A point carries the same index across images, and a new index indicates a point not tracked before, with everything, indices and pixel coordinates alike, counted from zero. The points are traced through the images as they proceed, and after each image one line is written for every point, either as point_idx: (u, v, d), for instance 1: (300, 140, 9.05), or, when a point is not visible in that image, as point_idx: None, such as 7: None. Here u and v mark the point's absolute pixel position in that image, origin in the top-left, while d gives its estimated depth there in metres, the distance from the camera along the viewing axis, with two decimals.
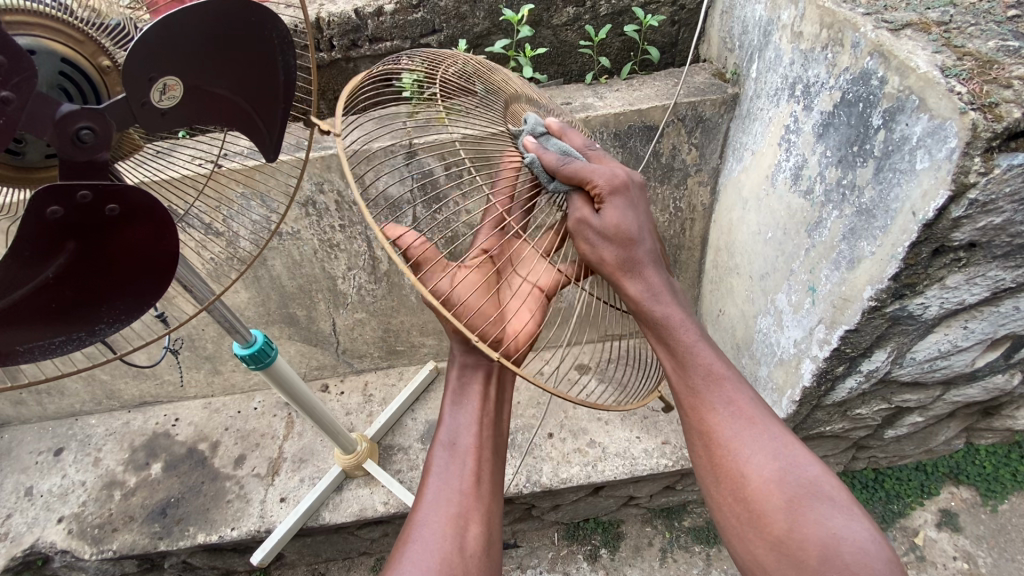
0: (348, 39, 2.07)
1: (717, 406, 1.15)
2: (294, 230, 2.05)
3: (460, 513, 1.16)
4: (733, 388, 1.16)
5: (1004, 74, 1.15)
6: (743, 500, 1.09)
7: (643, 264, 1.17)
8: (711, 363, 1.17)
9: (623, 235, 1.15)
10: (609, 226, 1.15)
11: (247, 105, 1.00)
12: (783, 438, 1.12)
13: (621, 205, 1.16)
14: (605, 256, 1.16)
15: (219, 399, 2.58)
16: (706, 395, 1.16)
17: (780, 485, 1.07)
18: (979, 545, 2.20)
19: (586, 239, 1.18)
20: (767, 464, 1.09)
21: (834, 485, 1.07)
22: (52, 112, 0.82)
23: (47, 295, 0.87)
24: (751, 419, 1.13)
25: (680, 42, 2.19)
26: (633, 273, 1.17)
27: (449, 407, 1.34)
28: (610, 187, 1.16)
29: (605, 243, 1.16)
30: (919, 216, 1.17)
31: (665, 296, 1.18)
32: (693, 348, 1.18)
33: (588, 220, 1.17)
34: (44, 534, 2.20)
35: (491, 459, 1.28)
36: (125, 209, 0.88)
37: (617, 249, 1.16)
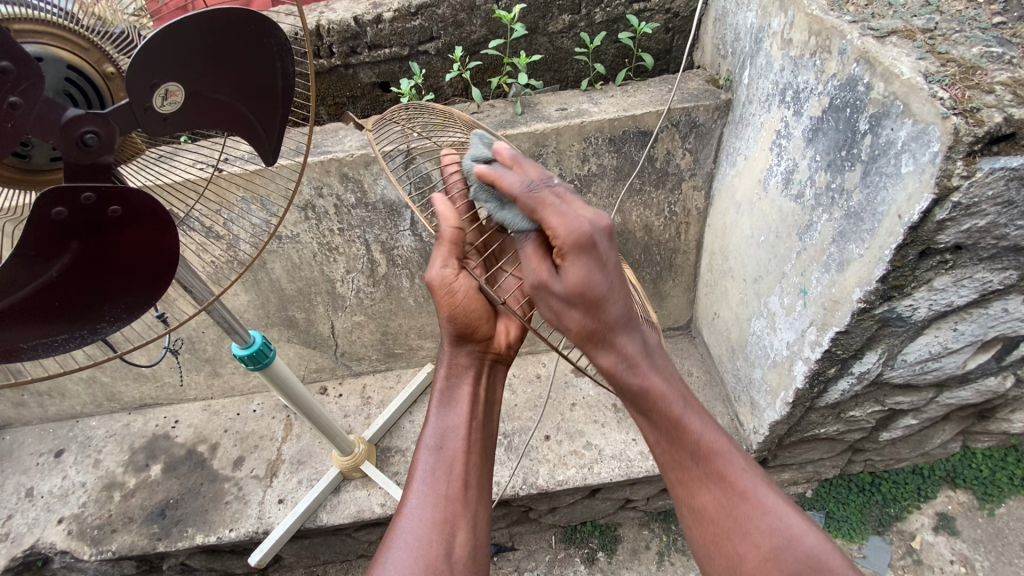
0: (347, 46, 2.11)
1: (709, 482, 1.11)
2: (294, 233, 2.07)
3: (447, 520, 1.16)
4: (724, 461, 1.11)
5: (987, 80, 1.17)
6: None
7: (614, 330, 1.05)
8: (698, 436, 1.11)
9: (589, 299, 1.00)
10: (570, 281, 1.00)
11: (246, 111, 1.03)
12: (777, 509, 1.07)
13: (585, 263, 0.99)
14: (571, 324, 1.04)
15: (219, 401, 2.60)
16: (695, 468, 1.11)
17: (779, 565, 1.02)
18: (976, 548, 2.20)
19: (550, 307, 1.04)
20: (762, 541, 1.04)
21: (833, 555, 1.02)
22: (58, 117, 0.84)
23: (50, 293, 0.89)
24: (744, 495, 1.08)
25: (674, 49, 2.23)
26: (605, 345, 1.06)
27: (435, 410, 1.30)
28: (573, 240, 0.98)
29: (570, 309, 1.02)
30: (904, 219, 1.20)
31: (644, 367, 1.09)
32: (681, 421, 1.10)
33: (547, 283, 1.03)
34: (44, 535, 2.22)
35: (479, 462, 1.26)
36: (127, 211, 0.90)
37: (585, 317, 1.03)
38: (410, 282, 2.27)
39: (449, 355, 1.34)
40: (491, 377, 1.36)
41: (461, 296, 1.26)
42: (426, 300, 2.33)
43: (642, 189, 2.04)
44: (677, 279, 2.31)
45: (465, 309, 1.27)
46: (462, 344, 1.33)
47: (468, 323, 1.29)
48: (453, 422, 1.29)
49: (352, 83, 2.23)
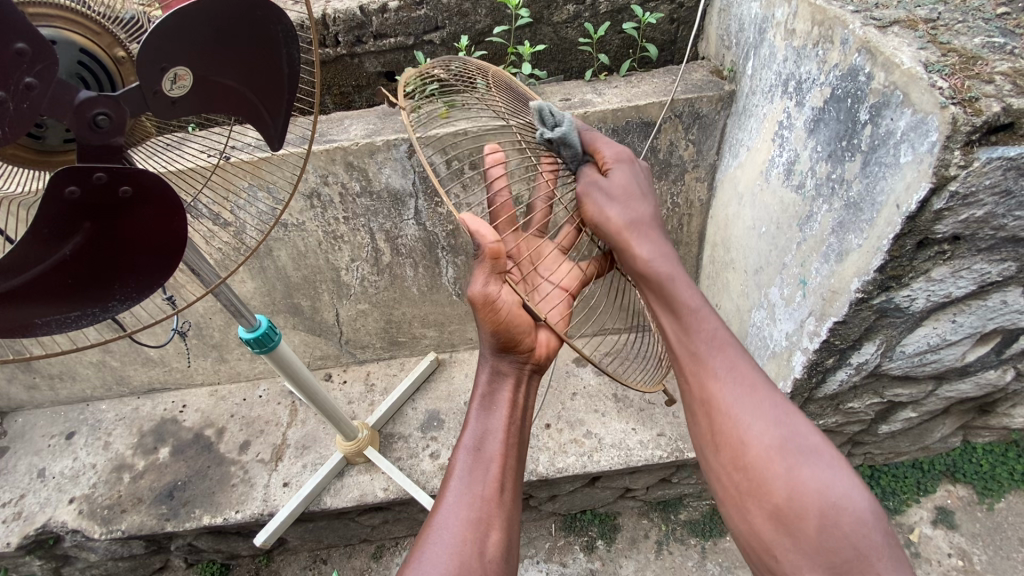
0: (353, 35, 2.13)
1: (721, 374, 1.19)
2: (300, 221, 2.10)
3: (484, 518, 1.18)
4: (735, 355, 1.21)
5: (987, 70, 1.18)
6: (740, 466, 1.13)
7: (648, 224, 1.28)
8: (713, 331, 1.23)
9: (629, 196, 1.28)
10: (615, 192, 1.28)
11: (253, 96, 1.05)
12: (783, 408, 1.15)
13: (625, 171, 1.31)
14: (612, 218, 1.26)
15: (226, 387, 2.64)
16: (709, 360, 1.21)
17: (779, 452, 1.10)
18: (974, 542, 2.21)
19: (594, 200, 1.28)
20: (768, 432, 1.12)
21: (832, 450, 1.10)
22: (72, 98, 0.87)
23: (63, 271, 0.92)
24: (752, 388, 1.17)
25: (679, 40, 2.23)
26: (642, 236, 1.27)
27: (476, 412, 1.33)
28: (616, 156, 1.32)
29: (612, 204, 1.27)
30: (902, 209, 1.21)
31: (671, 262, 1.26)
32: (697, 312, 1.25)
33: (596, 181, 1.30)
34: (55, 514, 2.27)
35: (516, 466, 1.29)
36: (137, 192, 0.93)
37: (623, 209, 1.27)
38: (414, 271, 2.29)
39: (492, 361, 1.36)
40: (529, 385, 1.39)
41: (505, 312, 1.28)
42: (430, 289, 2.36)
43: None
44: (679, 271, 2.33)
45: (508, 325, 1.29)
46: (504, 353, 1.35)
47: (512, 336, 1.31)
48: (493, 425, 1.31)
49: (358, 73, 2.25)
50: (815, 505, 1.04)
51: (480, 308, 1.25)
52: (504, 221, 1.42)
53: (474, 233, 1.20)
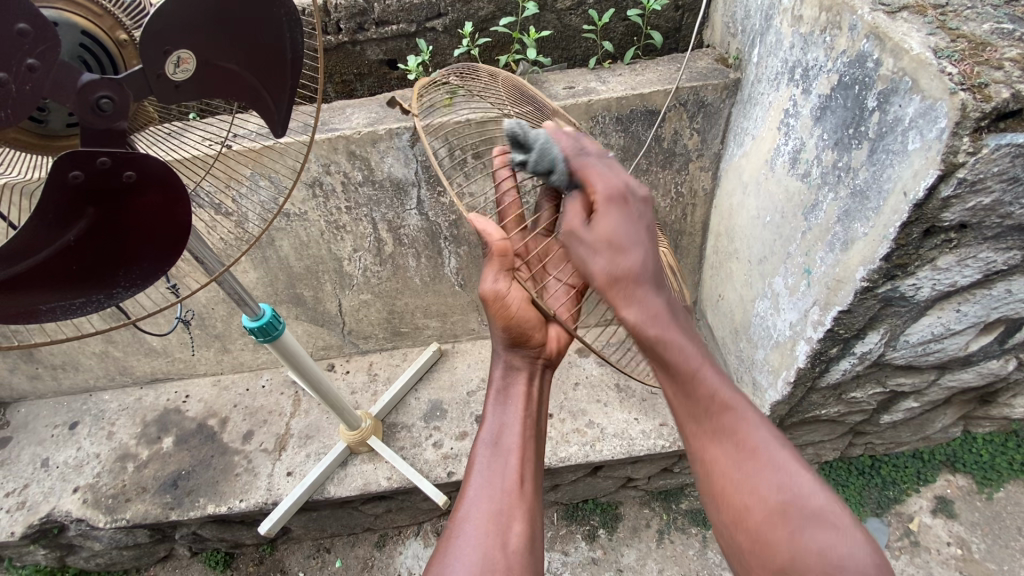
0: (354, 22, 2.11)
1: (720, 437, 1.04)
2: (302, 211, 2.09)
3: (505, 509, 1.17)
4: (737, 413, 1.04)
5: (996, 56, 1.17)
6: (745, 529, 0.99)
7: (639, 278, 0.99)
8: (711, 389, 1.04)
9: (615, 246, 1.00)
10: (597, 241, 1.00)
11: (257, 82, 1.04)
12: (792, 467, 1.00)
13: (616, 214, 1.03)
14: (595, 270, 0.99)
15: (228, 377, 2.65)
16: (705, 421, 1.05)
17: (783, 515, 0.96)
18: (973, 531, 2.23)
19: (573, 252, 1.02)
20: (772, 495, 0.98)
21: (842, 513, 0.96)
22: (75, 81, 0.86)
23: (68, 257, 0.91)
24: (752, 450, 1.02)
25: (684, 27, 2.21)
26: (628, 295, 0.98)
27: (492, 407, 1.35)
28: (607, 193, 1.04)
29: (595, 254, 1.00)
30: (909, 196, 1.20)
31: (663, 321, 1.01)
32: (695, 372, 1.04)
33: (574, 228, 1.02)
34: (60, 503, 2.28)
35: (534, 459, 1.28)
36: (141, 177, 0.92)
37: (607, 260, 0.99)
38: (416, 261, 2.29)
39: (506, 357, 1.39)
40: (543, 379, 1.41)
41: (515, 307, 1.32)
42: (433, 280, 2.36)
43: (649, 169, 2.04)
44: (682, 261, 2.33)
45: (518, 319, 1.33)
46: (517, 347, 1.38)
47: (522, 331, 1.35)
48: (510, 419, 1.32)
49: (360, 61, 2.23)
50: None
51: (490, 303, 1.31)
52: (510, 222, 1.43)
53: (479, 232, 1.25)
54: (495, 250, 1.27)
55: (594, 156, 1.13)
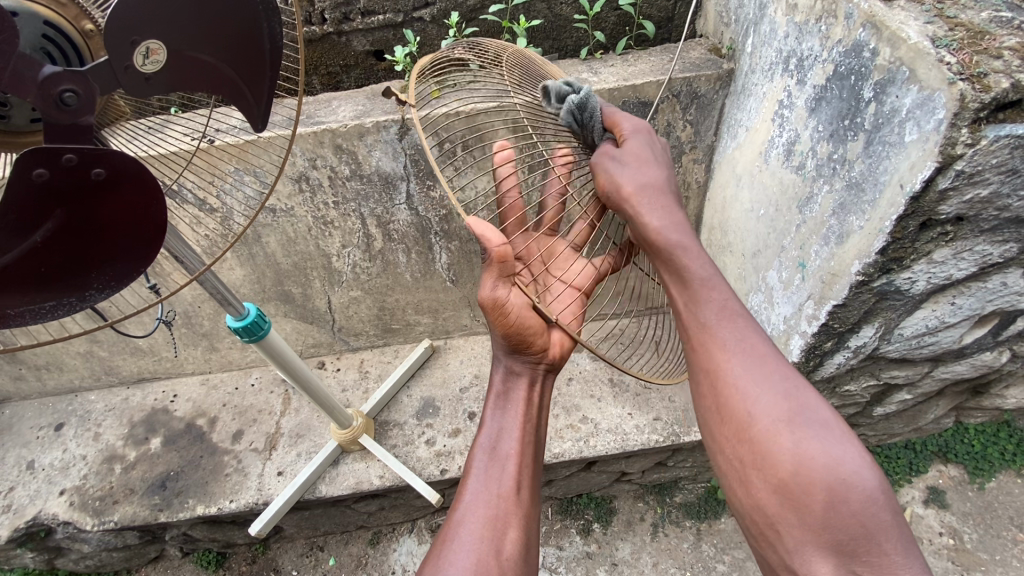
0: (340, 12, 2.06)
1: (728, 343, 1.05)
2: (288, 207, 2.04)
3: (501, 514, 1.16)
4: (747, 325, 1.06)
5: (995, 45, 1.14)
6: (745, 439, 0.98)
7: (661, 189, 1.14)
8: (721, 300, 1.08)
9: (642, 160, 1.16)
10: (629, 159, 1.16)
11: (233, 74, 1.00)
12: (794, 378, 1.01)
13: (644, 142, 1.19)
14: (622, 182, 1.14)
15: (217, 375, 2.61)
16: (717, 330, 1.06)
17: (787, 423, 0.96)
18: (965, 521, 2.24)
19: (604, 167, 1.17)
20: (776, 404, 0.97)
21: (844, 426, 0.96)
22: (36, 74, 0.82)
23: (36, 259, 0.87)
24: (763, 358, 1.02)
25: (677, 17, 2.17)
26: (651, 201, 1.13)
27: (491, 412, 1.34)
28: (635, 127, 1.20)
29: (624, 167, 1.15)
30: (906, 189, 1.18)
31: (682, 229, 1.12)
32: (705, 283, 1.09)
33: (608, 150, 1.19)
34: (46, 506, 2.24)
35: (532, 465, 1.27)
36: (111, 174, 0.88)
37: (635, 172, 1.14)
38: (406, 257, 2.25)
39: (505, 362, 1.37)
40: (544, 385, 1.38)
41: (515, 315, 1.26)
42: (423, 276, 2.32)
43: None
44: None
45: (519, 327, 1.28)
46: (517, 353, 1.34)
47: (524, 338, 1.30)
48: (509, 424, 1.31)
49: (346, 52, 2.18)
50: (823, 479, 0.90)
51: (492, 312, 1.25)
52: (512, 223, 1.37)
53: (480, 238, 1.16)
54: (496, 257, 1.19)
55: (619, 111, 1.30)
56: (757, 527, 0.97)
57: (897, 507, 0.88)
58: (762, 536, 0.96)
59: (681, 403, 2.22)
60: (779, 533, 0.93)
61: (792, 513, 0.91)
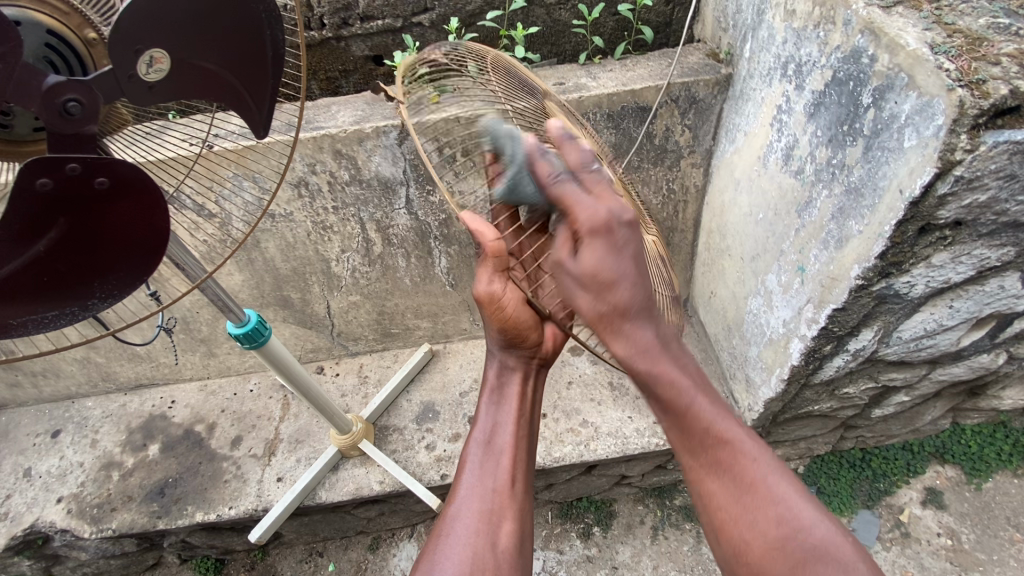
0: (338, 17, 2.06)
1: (718, 472, 1.01)
2: (287, 212, 2.04)
3: (496, 509, 1.16)
4: (736, 448, 1.00)
5: (993, 51, 1.16)
6: (747, 566, 0.96)
7: (629, 313, 0.95)
8: (706, 422, 1.01)
9: (601, 282, 0.93)
10: (586, 272, 0.93)
11: (236, 81, 1.00)
12: (784, 491, 0.98)
13: (602, 249, 0.94)
14: (582, 307, 0.96)
15: (215, 381, 2.59)
16: (708, 452, 1.02)
17: (783, 551, 0.93)
18: (963, 522, 2.25)
19: (561, 284, 0.98)
20: (770, 529, 0.95)
21: (845, 544, 0.93)
22: (39, 83, 0.81)
23: (39, 268, 0.87)
24: (753, 485, 0.99)
25: (674, 22, 2.19)
26: (616, 331, 0.96)
27: (486, 405, 1.34)
28: (591, 226, 0.93)
29: (582, 293, 0.95)
30: (905, 194, 1.19)
31: (654, 353, 0.97)
32: (690, 409, 1.00)
33: (563, 261, 0.96)
34: (43, 514, 2.22)
35: (527, 458, 1.27)
36: (115, 183, 0.88)
37: (594, 299, 0.94)
38: (406, 261, 2.25)
39: (500, 355, 1.37)
40: (538, 378, 1.39)
41: (510, 310, 1.29)
42: (423, 280, 2.32)
43: (640, 167, 2.02)
44: (674, 258, 2.31)
45: (515, 322, 1.30)
46: (510, 348, 1.35)
47: (518, 332, 1.32)
48: (503, 417, 1.31)
49: (345, 57, 2.18)
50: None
51: (485, 306, 1.25)
52: None
53: (475, 233, 1.14)
54: (489, 253, 1.18)
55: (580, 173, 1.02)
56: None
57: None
58: None
59: None
60: None
61: None
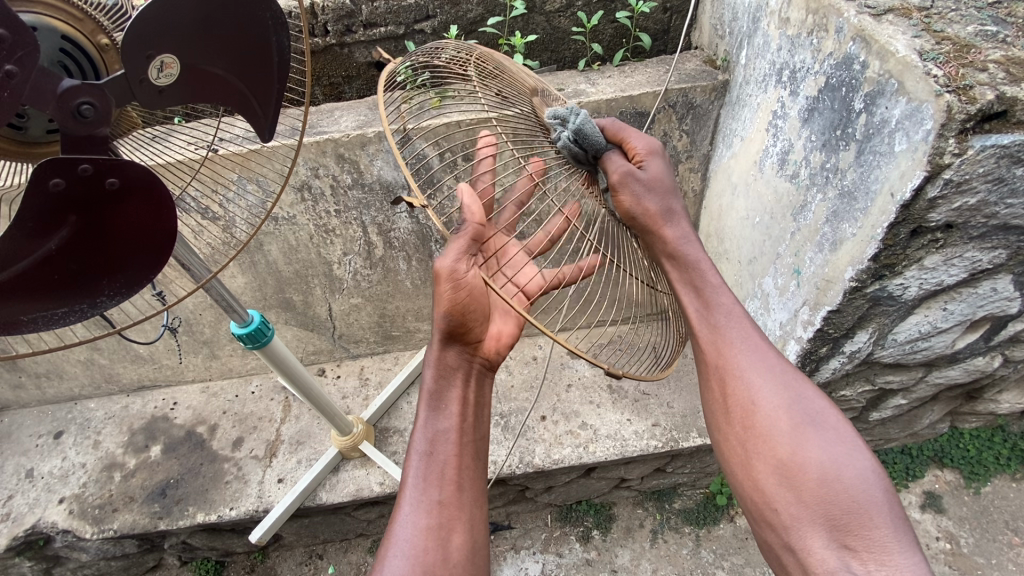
0: (342, 24, 2.10)
1: (738, 346, 1.23)
2: (290, 215, 2.07)
3: (443, 526, 1.18)
4: (751, 331, 1.25)
5: (980, 58, 1.18)
6: (751, 424, 1.17)
7: (676, 212, 1.27)
8: (731, 308, 1.26)
9: (661, 186, 1.25)
10: (653, 178, 1.24)
11: (243, 86, 1.02)
12: (791, 376, 1.21)
13: (660, 163, 1.27)
14: (648, 204, 1.23)
15: (217, 383, 2.61)
16: (728, 332, 1.24)
17: (787, 414, 1.16)
18: (962, 525, 2.26)
19: (631, 188, 1.22)
20: (778, 397, 1.18)
21: (835, 416, 1.17)
22: (54, 87, 0.84)
23: (50, 266, 0.89)
24: (765, 359, 1.22)
25: (672, 29, 2.22)
26: (670, 219, 1.26)
27: (425, 412, 1.29)
28: (648, 148, 1.28)
29: (649, 192, 1.23)
30: (897, 198, 1.21)
31: (697, 247, 1.28)
32: (718, 292, 1.27)
33: (634, 173, 1.22)
34: (45, 515, 2.24)
35: (473, 463, 1.28)
36: (125, 183, 0.90)
37: (657, 198, 1.24)
38: (407, 264, 2.28)
39: (437, 355, 1.29)
40: (481, 382, 1.34)
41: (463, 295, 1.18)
42: (424, 283, 2.34)
43: None
44: None
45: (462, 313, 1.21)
46: (452, 343, 1.27)
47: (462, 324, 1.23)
48: (444, 425, 1.28)
49: (348, 64, 2.22)
50: (816, 472, 1.09)
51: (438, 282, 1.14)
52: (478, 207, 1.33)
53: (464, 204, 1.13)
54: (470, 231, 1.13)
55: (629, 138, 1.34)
56: (756, 509, 1.15)
57: (882, 484, 1.08)
58: (756, 509, 1.15)
59: (679, 409, 2.24)
60: (776, 511, 1.11)
61: (789, 493, 1.10)
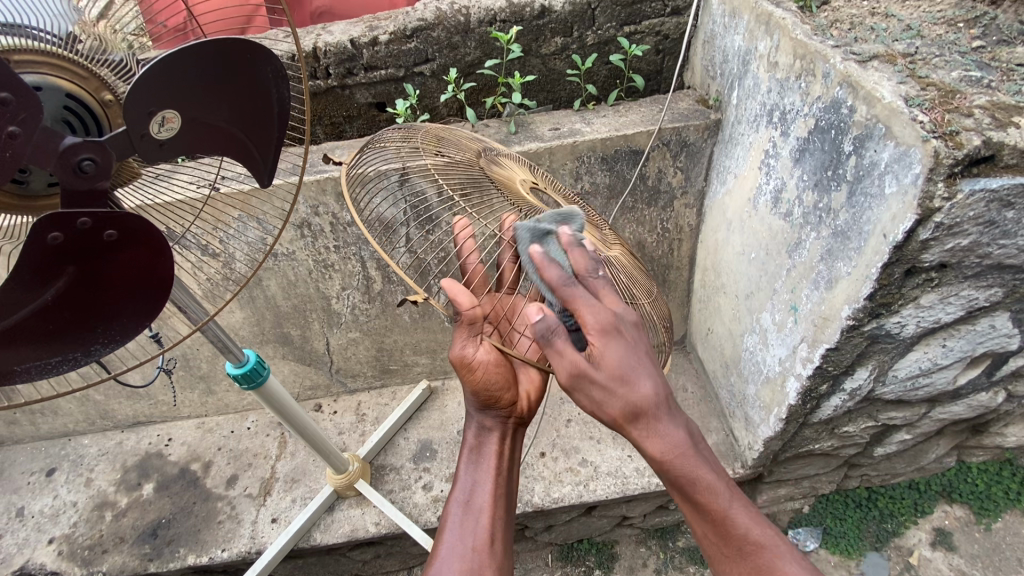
0: (343, 67, 2.15)
1: (741, 548, 1.10)
2: (289, 251, 2.08)
3: (475, 567, 1.21)
4: (751, 525, 1.11)
5: (965, 103, 1.21)
6: None
7: (645, 401, 1.10)
8: (725, 495, 1.13)
9: (618, 372, 1.08)
10: (610, 364, 1.08)
11: (242, 134, 1.05)
12: (799, 568, 1.06)
13: (617, 345, 1.09)
14: (608, 404, 1.09)
15: (213, 419, 2.59)
16: (728, 524, 1.11)
17: None
18: (974, 564, 2.19)
19: (584, 389, 1.08)
20: None
21: None
22: (56, 145, 0.86)
23: (46, 316, 0.90)
24: (769, 552, 1.08)
25: (665, 69, 2.28)
26: (637, 415, 1.10)
27: (465, 464, 1.38)
28: (601, 326, 1.08)
29: (606, 388, 1.08)
30: (889, 239, 1.22)
31: (672, 435, 1.12)
32: (707, 483, 1.13)
33: (585, 368, 1.07)
34: (34, 556, 2.19)
35: (505, 516, 1.32)
36: (122, 236, 0.91)
37: (614, 391, 1.08)
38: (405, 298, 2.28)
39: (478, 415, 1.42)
40: (516, 438, 1.43)
41: (480, 373, 1.32)
42: (422, 317, 2.34)
43: (635, 207, 2.06)
44: (671, 295, 2.34)
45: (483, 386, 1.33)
46: (488, 408, 1.40)
47: (489, 396, 1.35)
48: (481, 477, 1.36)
49: (349, 104, 2.27)
50: None
51: (460, 369, 1.30)
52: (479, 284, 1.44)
53: (451, 300, 1.18)
54: (465, 320, 1.22)
55: (586, 275, 1.15)
56: None
57: None
58: None
59: None
60: None
61: None
